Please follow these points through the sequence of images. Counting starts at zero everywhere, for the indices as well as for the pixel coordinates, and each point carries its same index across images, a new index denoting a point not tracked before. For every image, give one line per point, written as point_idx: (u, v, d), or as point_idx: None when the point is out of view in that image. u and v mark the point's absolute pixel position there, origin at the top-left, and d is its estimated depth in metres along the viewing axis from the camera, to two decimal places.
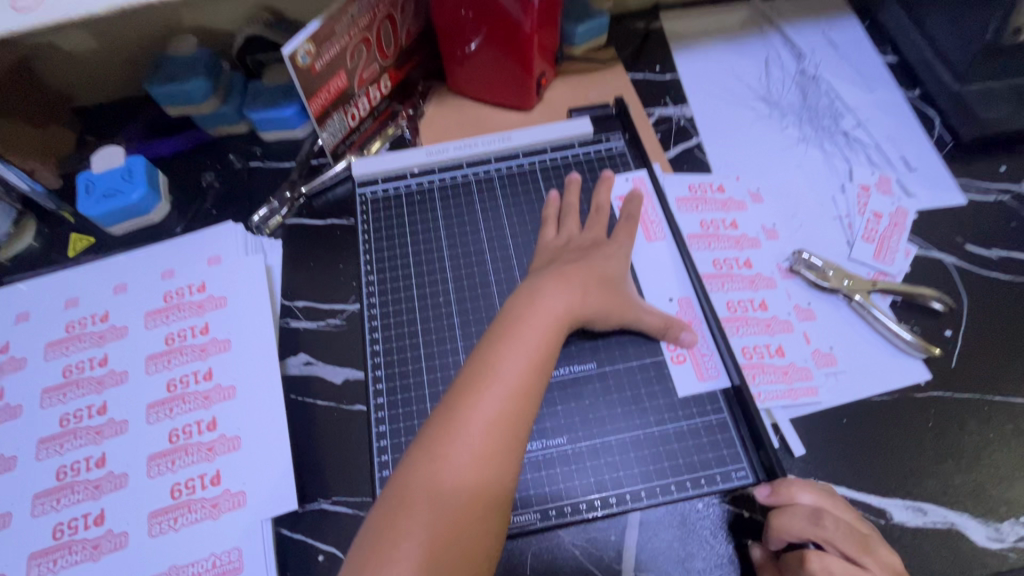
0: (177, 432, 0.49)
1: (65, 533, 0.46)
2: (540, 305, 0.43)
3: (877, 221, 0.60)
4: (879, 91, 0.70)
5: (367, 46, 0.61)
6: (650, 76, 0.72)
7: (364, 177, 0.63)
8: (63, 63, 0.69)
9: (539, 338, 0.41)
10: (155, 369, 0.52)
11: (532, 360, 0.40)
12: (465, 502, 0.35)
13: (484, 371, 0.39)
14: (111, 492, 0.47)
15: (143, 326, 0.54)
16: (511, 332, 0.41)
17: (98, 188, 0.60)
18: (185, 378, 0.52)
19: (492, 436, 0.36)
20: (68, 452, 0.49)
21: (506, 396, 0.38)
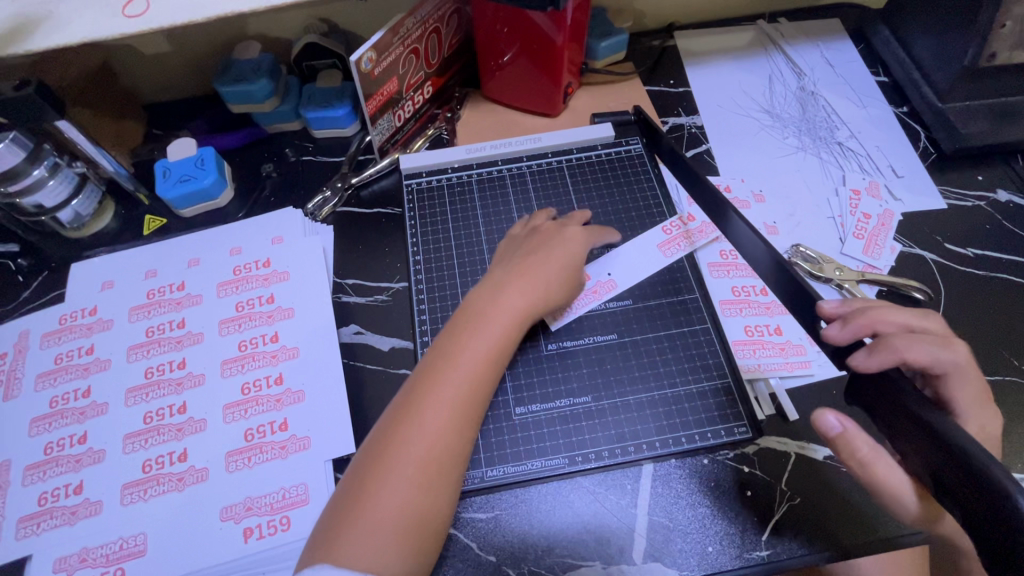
0: (248, 385, 0.56)
1: (153, 467, 0.52)
2: (483, 326, 0.49)
3: (867, 220, 0.67)
4: (870, 107, 0.77)
5: (417, 55, 0.69)
6: (665, 89, 0.80)
7: (411, 170, 0.71)
8: (140, 63, 0.77)
9: (486, 346, 0.48)
10: (228, 331, 0.60)
11: (475, 370, 0.47)
12: (401, 514, 0.41)
13: (421, 393, 0.45)
14: (193, 434, 0.54)
15: (217, 294, 0.62)
16: (447, 355, 0.47)
17: (174, 174, 0.68)
18: (254, 340, 0.59)
19: (428, 455, 0.43)
20: (154, 399, 0.56)
21: (451, 402, 0.45)
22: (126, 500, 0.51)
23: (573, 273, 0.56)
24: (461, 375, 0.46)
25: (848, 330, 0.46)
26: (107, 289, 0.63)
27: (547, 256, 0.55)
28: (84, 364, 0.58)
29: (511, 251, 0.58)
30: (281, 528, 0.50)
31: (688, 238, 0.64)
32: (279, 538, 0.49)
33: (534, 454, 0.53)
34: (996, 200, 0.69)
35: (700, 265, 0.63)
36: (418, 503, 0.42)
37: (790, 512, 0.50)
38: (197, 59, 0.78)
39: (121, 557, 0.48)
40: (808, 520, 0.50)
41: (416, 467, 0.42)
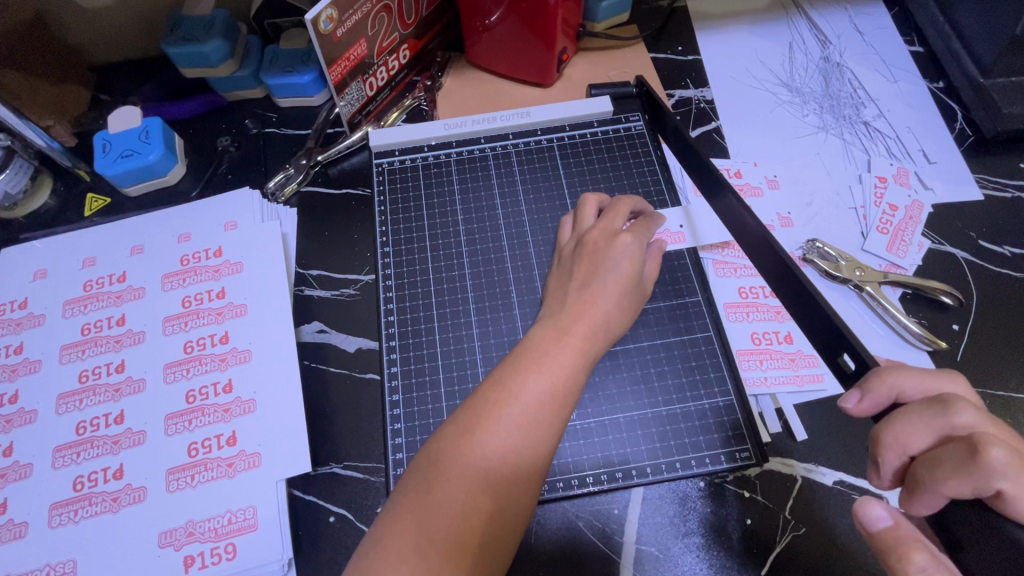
0: (193, 393, 0.50)
1: (85, 485, 0.47)
2: (570, 337, 0.42)
3: (892, 213, 0.60)
4: (902, 82, 0.69)
5: (388, 14, 0.60)
6: (672, 57, 0.71)
7: (382, 148, 0.63)
8: (79, 18, 0.68)
9: (559, 382, 0.39)
10: (173, 330, 0.53)
11: (534, 431, 0.37)
12: (461, 534, 0.34)
13: (499, 400, 0.38)
14: (130, 448, 0.48)
15: (161, 288, 0.55)
16: (537, 361, 0.40)
17: (115, 148, 0.60)
18: (201, 341, 0.53)
19: (501, 471, 0.36)
20: (88, 408, 0.50)
21: (526, 419, 0.37)
22: (54, 522, 0.46)
23: (634, 293, 0.47)
24: (511, 434, 0.37)
25: (870, 401, 0.36)
26: (39, 280, 0.56)
27: (605, 276, 0.46)
28: (11, 365, 0.52)
29: (565, 268, 0.49)
30: (224, 556, 0.45)
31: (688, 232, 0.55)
32: (222, 569, 0.44)
33: None
34: None
35: (705, 263, 0.56)
36: (484, 522, 0.35)
37: (792, 547, 0.45)
38: (145, 15, 0.69)
39: None
40: (812, 555, 0.45)
41: (481, 485, 0.35)
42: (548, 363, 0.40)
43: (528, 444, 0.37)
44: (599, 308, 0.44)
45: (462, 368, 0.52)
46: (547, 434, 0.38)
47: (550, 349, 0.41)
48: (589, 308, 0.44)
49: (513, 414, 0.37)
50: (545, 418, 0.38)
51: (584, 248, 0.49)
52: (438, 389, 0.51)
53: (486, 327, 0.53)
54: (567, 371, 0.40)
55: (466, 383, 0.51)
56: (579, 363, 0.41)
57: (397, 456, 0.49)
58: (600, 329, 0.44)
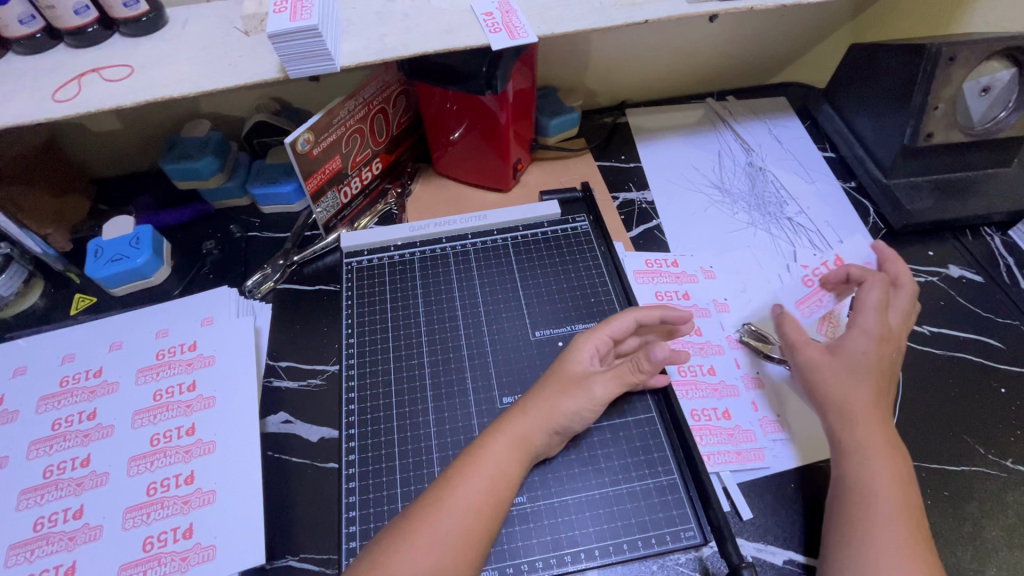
0: (154, 485, 0.52)
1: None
2: (511, 428, 0.48)
3: (820, 293, 0.66)
4: (819, 182, 0.78)
5: (362, 135, 0.69)
6: (616, 164, 0.81)
7: (352, 248, 0.68)
8: (87, 140, 0.76)
9: (499, 472, 0.45)
10: (141, 424, 0.55)
11: (475, 514, 0.43)
12: None
13: (445, 489, 0.44)
14: (85, 544, 0.49)
15: (135, 382, 0.58)
16: (479, 452, 0.46)
17: (106, 253, 0.65)
18: (168, 433, 0.55)
19: (446, 552, 0.41)
20: (49, 503, 0.51)
21: (469, 505, 0.43)
22: None
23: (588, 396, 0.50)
24: (455, 518, 0.42)
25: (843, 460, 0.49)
26: (18, 376, 0.59)
27: (552, 383, 0.51)
28: None
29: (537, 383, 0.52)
30: None
31: None
32: None
33: None
34: (949, 275, 0.68)
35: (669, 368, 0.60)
36: None
37: None
38: (146, 137, 0.78)
39: None
40: None
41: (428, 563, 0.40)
42: (450, 505, 0.43)
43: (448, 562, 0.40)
44: (509, 451, 0.46)
45: (419, 455, 0.53)
46: (486, 518, 0.43)
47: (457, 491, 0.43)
48: (498, 447, 0.46)
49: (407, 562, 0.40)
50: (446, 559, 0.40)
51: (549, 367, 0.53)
52: (394, 477, 0.52)
53: (442, 413, 0.56)
54: (467, 519, 0.42)
55: (421, 469, 0.52)
56: (487, 508, 0.43)
57: (350, 545, 0.49)
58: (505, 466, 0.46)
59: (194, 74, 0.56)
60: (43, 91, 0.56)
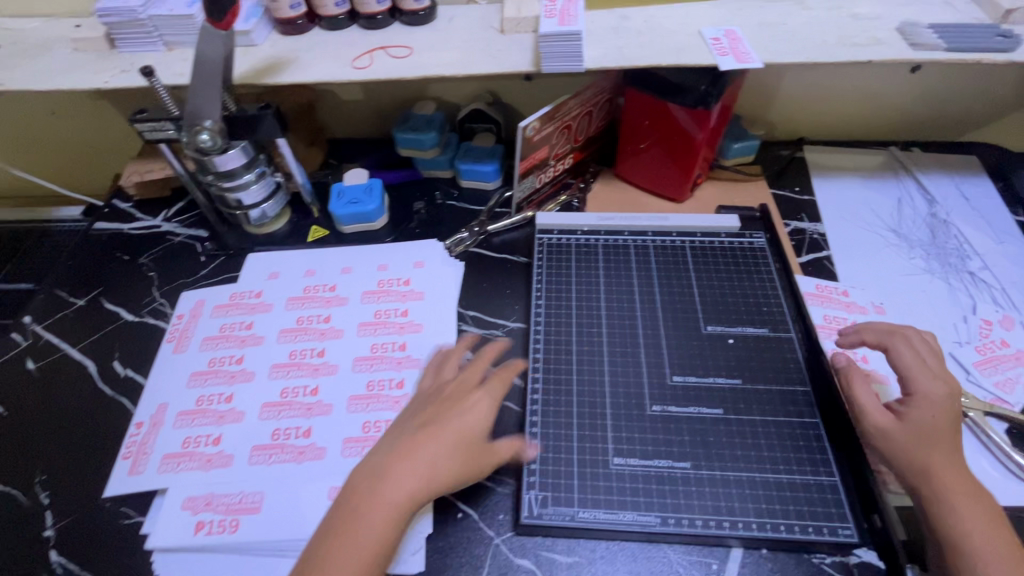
0: (372, 381, 0.63)
1: (282, 436, 0.60)
2: (463, 426, 0.51)
3: (1001, 347, 0.66)
4: (1008, 244, 0.76)
5: (568, 131, 0.78)
6: (790, 194, 0.84)
7: (544, 225, 0.77)
8: (335, 105, 0.92)
9: (433, 472, 0.48)
10: (365, 333, 0.67)
11: (401, 502, 0.47)
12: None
13: (384, 475, 0.48)
14: (319, 414, 0.61)
15: (361, 300, 0.70)
16: (439, 442, 0.50)
17: (346, 195, 0.79)
18: (385, 344, 0.66)
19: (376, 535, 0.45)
20: (296, 377, 0.64)
21: (400, 490, 0.47)
22: (255, 460, 0.58)
23: (469, 448, 0.51)
24: (373, 507, 0.46)
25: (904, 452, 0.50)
26: (273, 279, 0.74)
27: (468, 386, 0.55)
28: (242, 336, 0.68)
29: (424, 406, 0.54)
30: None
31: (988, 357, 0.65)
32: None
33: (626, 507, 0.54)
34: None
35: None
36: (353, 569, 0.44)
37: None
38: (379, 108, 0.93)
39: (238, 508, 0.55)
40: None
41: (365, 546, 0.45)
42: (375, 492, 0.47)
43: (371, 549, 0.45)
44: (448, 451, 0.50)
45: (594, 408, 0.60)
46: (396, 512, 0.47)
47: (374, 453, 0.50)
48: (426, 448, 0.49)
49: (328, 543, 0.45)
50: (391, 518, 0.46)
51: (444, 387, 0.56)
52: (570, 421, 0.59)
53: (617, 377, 0.62)
54: (389, 505, 0.47)
55: (594, 419, 0.59)
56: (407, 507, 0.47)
57: (531, 467, 0.56)
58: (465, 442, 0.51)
59: (460, 60, 0.68)
60: (343, 59, 0.71)
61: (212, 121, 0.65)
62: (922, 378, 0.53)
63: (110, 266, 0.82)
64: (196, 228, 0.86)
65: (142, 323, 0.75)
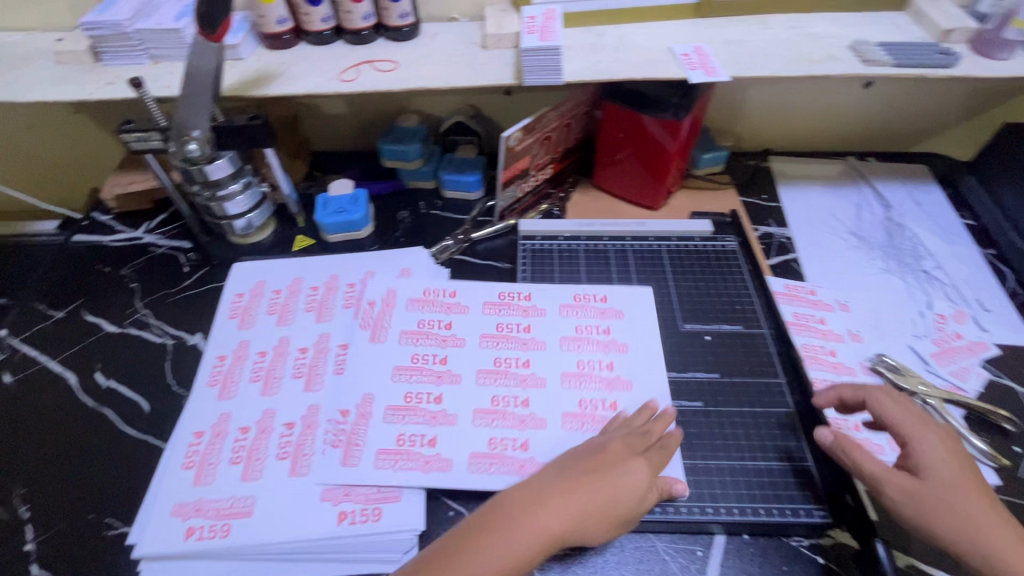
0: (495, 441, 0.58)
1: (264, 458, 0.58)
2: (623, 485, 0.49)
3: (955, 339, 0.70)
4: (957, 244, 0.82)
5: (548, 142, 0.82)
6: (758, 202, 0.89)
7: (526, 232, 0.80)
8: (319, 118, 0.94)
9: (573, 519, 0.46)
10: (484, 382, 0.63)
11: (547, 537, 0.45)
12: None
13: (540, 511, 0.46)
14: (433, 472, 0.56)
15: (478, 344, 0.66)
16: (592, 505, 0.47)
17: (332, 206, 0.81)
18: (508, 399, 0.61)
19: (517, 564, 0.43)
20: (498, 428, 0.59)
21: (547, 526, 0.45)
22: (248, 476, 0.57)
23: (617, 521, 0.49)
24: (525, 536, 0.44)
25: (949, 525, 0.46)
26: (411, 308, 0.70)
27: (629, 450, 0.52)
28: (231, 344, 0.69)
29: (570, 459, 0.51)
30: (370, 518, 0.54)
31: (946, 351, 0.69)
32: (368, 527, 0.53)
33: None
34: None
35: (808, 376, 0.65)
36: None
37: None
38: (363, 122, 0.95)
39: (229, 514, 0.54)
40: None
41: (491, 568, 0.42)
42: (542, 514, 0.46)
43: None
44: (598, 524, 0.48)
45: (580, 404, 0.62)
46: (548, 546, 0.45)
47: (538, 482, 0.48)
48: (596, 528, 0.47)
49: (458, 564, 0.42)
50: (534, 551, 0.44)
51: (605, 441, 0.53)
52: None
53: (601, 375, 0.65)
54: (548, 536, 0.45)
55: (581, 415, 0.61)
56: (557, 541, 0.45)
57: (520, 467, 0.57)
58: (611, 507, 0.48)
59: (444, 73, 0.71)
60: (331, 72, 0.73)
61: (200, 131, 0.67)
62: (916, 431, 0.50)
63: (89, 279, 0.81)
64: (178, 240, 0.86)
65: (124, 335, 0.75)
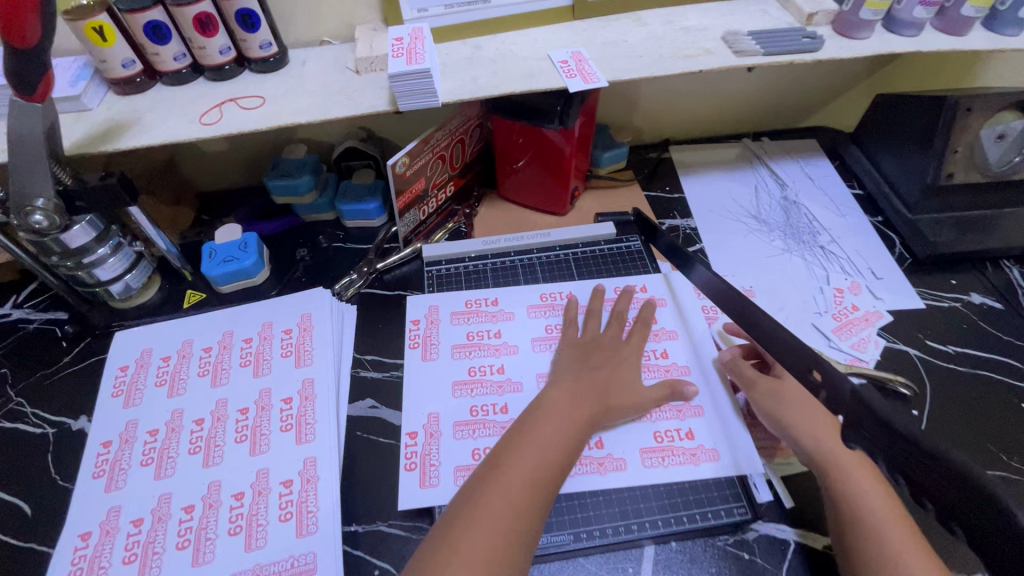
0: (477, 451, 0.61)
1: (161, 551, 0.53)
2: (588, 391, 0.58)
3: (852, 311, 0.73)
4: (848, 216, 0.85)
5: (443, 161, 0.79)
6: (662, 194, 0.89)
7: (432, 257, 0.80)
8: (198, 157, 0.87)
9: (580, 421, 0.55)
10: (461, 394, 0.66)
11: (562, 445, 0.53)
12: (523, 511, 0.47)
13: (550, 415, 0.55)
14: (429, 488, 0.59)
15: (453, 356, 0.70)
16: (561, 405, 0.56)
17: (219, 255, 0.75)
18: (485, 407, 0.65)
19: (538, 480, 0.49)
20: (482, 438, 0.62)
21: (562, 435, 0.53)
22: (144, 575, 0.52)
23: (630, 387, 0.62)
24: (539, 458, 0.51)
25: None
26: (456, 321, 0.73)
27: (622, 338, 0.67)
28: (115, 421, 0.62)
29: (585, 360, 0.63)
30: None
31: (848, 327, 0.72)
32: None
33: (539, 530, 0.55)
34: (971, 301, 0.75)
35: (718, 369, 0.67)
36: (535, 501, 0.48)
37: None
38: (248, 156, 0.89)
39: None
40: None
41: (531, 484, 0.49)
42: (539, 430, 0.53)
43: (537, 492, 0.48)
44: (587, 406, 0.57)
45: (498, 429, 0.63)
46: (567, 454, 0.53)
47: (542, 401, 0.57)
48: (588, 413, 0.56)
49: (508, 491, 0.47)
50: (546, 463, 0.50)
51: (592, 345, 0.66)
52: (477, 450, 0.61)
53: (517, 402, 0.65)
54: (557, 446, 0.52)
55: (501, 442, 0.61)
56: (567, 447, 0.53)
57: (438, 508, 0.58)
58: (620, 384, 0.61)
59: (316, 105, 0.67)
60: (190, 115, 0.67)
61: (46, 198, 0.59)
62: None
63: None
64: (52, 311, 0.78)
65: None
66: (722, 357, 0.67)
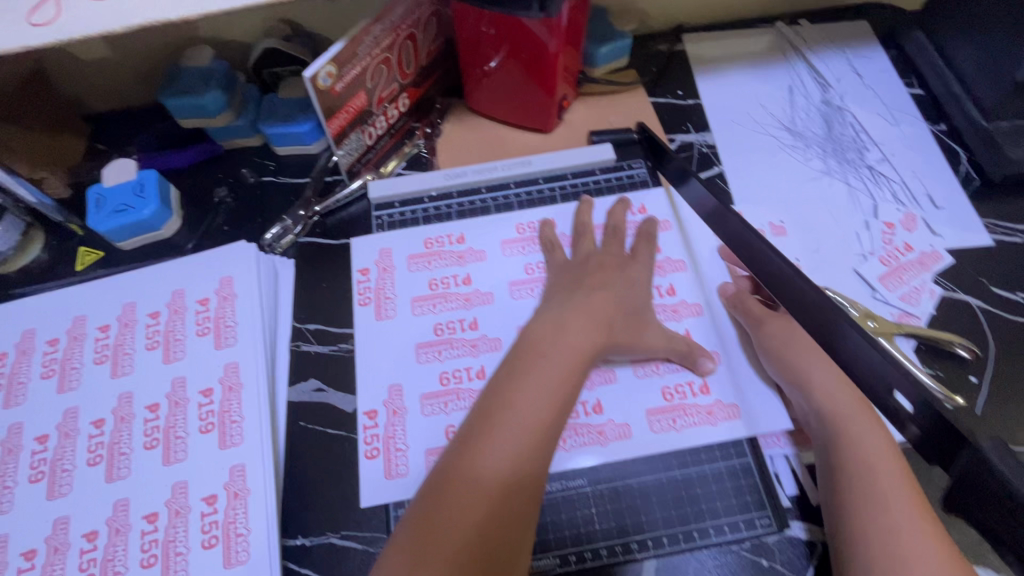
0: (451, 429, 0.51)
1: None
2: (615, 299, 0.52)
3: (904, 252, 0.60)
4: (904, 125, 0.68)
5: (388, 66, 0.60)
6: (672, 101, 0.71)
7: (382, 199, 0.63)
8: (75, 69, 0.67)
9: (607, 330, 0.49)
10: (428, 359, 0.54)
11: (585, 351, 0.47)
12: (534, 424, 0.43)
13: (579, 318, 0.49)
14: (396, 479, 0.49)
15: (412, 311, 0.57)
16: (590, 305, 0.50)
17: (109, 202, 0.59)
18: (458, 373, 0.53)
19: (556, 392, 0.45)
20: (455, 413, 0.51)
21: (586, 341, 0.48)
22: None
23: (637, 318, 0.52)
24: (559, 366, 0.46)
25: None
26: (414, 267, 0.59)
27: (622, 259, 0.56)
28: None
29: (586, 273, 0.55)
30: None
31: (898, 273, 0.58)
32: None
33: None
34: None
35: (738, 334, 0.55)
36: (547, 415, 0.44)
37: None
38: (141, 65, 0.68)
39: None
40: None
41: (547, 397, 0.44)
42: (561, 336, 0.48)
43: (553, 404, 0.44)
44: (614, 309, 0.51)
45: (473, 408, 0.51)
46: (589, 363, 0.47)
47: (565, 307, 0.51)
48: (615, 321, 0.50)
49: (520, 404, 0.43)
50: (565, 373, 0.46)
51: (597, 264, 0.55)
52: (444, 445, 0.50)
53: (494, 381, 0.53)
54: (578, 354, 0.47)
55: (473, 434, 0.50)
56: (587, 354, 0.47)
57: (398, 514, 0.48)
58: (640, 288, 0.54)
59: None
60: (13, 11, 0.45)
61: None
62: None
63: None
64: None
65: None
66: (727, 288, 0.57)
